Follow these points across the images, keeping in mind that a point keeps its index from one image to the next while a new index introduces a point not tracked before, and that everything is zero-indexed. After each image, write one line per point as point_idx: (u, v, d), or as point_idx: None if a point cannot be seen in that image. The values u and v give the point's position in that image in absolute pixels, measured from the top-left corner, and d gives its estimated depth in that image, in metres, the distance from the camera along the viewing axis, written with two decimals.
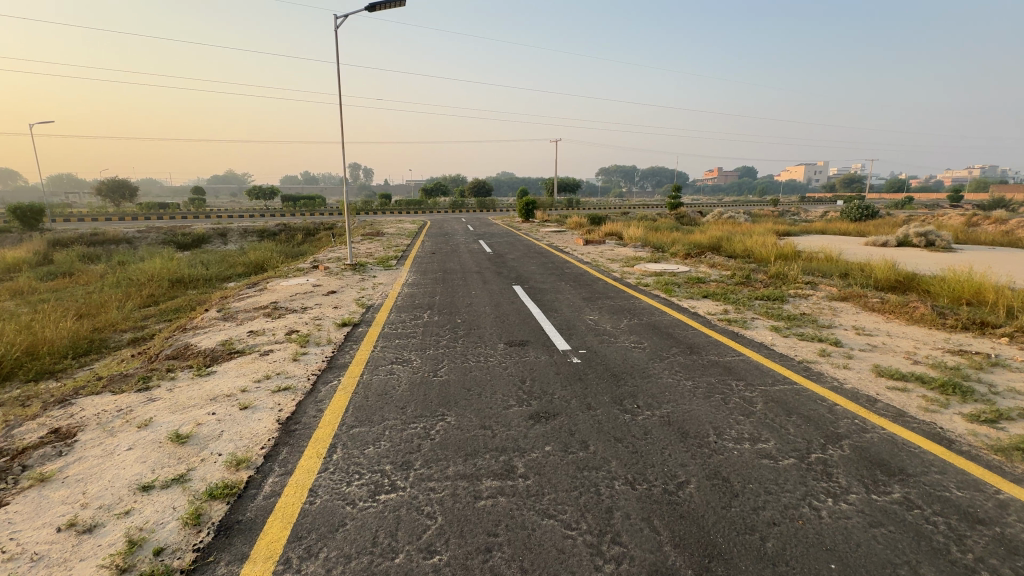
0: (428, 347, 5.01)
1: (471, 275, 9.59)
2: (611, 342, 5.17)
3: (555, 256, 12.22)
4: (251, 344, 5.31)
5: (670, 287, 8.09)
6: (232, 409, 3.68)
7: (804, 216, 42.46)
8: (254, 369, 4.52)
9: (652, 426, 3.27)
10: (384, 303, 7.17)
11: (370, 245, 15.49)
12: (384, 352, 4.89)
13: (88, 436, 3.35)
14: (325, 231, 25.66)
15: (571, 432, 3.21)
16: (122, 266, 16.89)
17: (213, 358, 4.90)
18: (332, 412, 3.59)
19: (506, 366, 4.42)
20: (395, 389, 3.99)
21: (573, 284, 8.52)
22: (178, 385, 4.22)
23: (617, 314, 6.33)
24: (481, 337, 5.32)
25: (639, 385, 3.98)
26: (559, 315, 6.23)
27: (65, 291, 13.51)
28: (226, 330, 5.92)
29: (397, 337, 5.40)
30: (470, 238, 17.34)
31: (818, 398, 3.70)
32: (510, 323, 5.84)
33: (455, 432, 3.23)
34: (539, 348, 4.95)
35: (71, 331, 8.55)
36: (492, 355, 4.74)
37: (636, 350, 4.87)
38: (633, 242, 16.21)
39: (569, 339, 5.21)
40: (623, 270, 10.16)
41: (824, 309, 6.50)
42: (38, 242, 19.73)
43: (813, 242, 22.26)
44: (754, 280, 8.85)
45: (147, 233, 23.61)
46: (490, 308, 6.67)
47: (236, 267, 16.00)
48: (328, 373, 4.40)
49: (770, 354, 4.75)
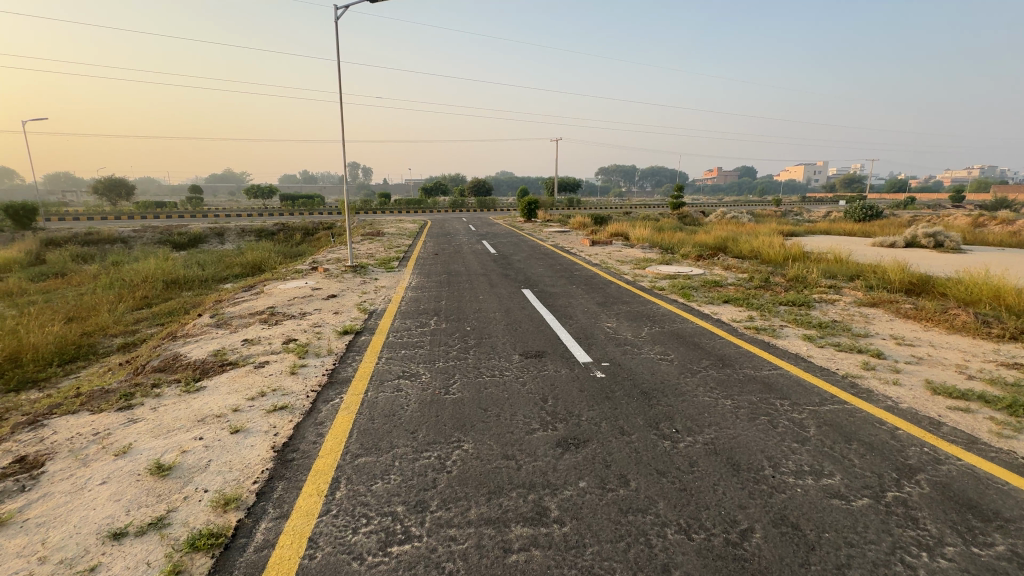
0: (438, 359, 4.62)
1: (478, 277, 9.21)
2: (634, 353, 4.78)
3: (562, 258, 11.78)
4: (246, 354, 4.92)
5: (687, 291, 7.71)
6: (222, 433, 3.29)
7: (808, 216, 42.10)
8: (248, 385, 4.12)
9: (697, 456, 2.88)
10: (386, 309, 6.77)
11: (371, 246, 15.08)
12: (390, 365, 4.49)
13: (58, 466, 2.95)
14: (324, 230, 25.21)
15: (606, 463, 2.82)
16: (116, 267, 16.47)
17: (204, 371, 4.50)
18: (334, 437, 3.19)
19: (524, 382, 4.03)
20: (403, 409, 3.59)
21: (585, 288, 8.12)
22: (162, 403, 3.81)
23: (637, 322, 5.92)
24: (493, 348, 4.93)
25: (674, 405, 3.59)
26: (575, 323, 5.82)
27: (56, 293, 13.10)
28: (218, 339, 5.51)
29: (402, 348, 5.00)
30: (473, 239, 16.98)
31: (876, 422, 3.31)
32: (523, 332, 5.44)
33: (475, 463, 2.84)
34: (557, 360, 4.55)
35: (58, 336, 8.14)
36: (508, 369, 4.35)
37: (663, 363, 4.49)
38: (640, 243, 15.84)
39: (588, 350, 4.81)
40: (634, 272, 9.79)
41: (856, 315, 6.11)
42: (31, 242, 19.32)
43: (821, 243, 21.82)
44: (773, 283, 8.48)
45: (143, 232, 23.15)
46: (500, 314, 6.27)
47: (233, 267, 15.60)
48: (329, 389, 4.00)
49: (810, 367, 4.36)
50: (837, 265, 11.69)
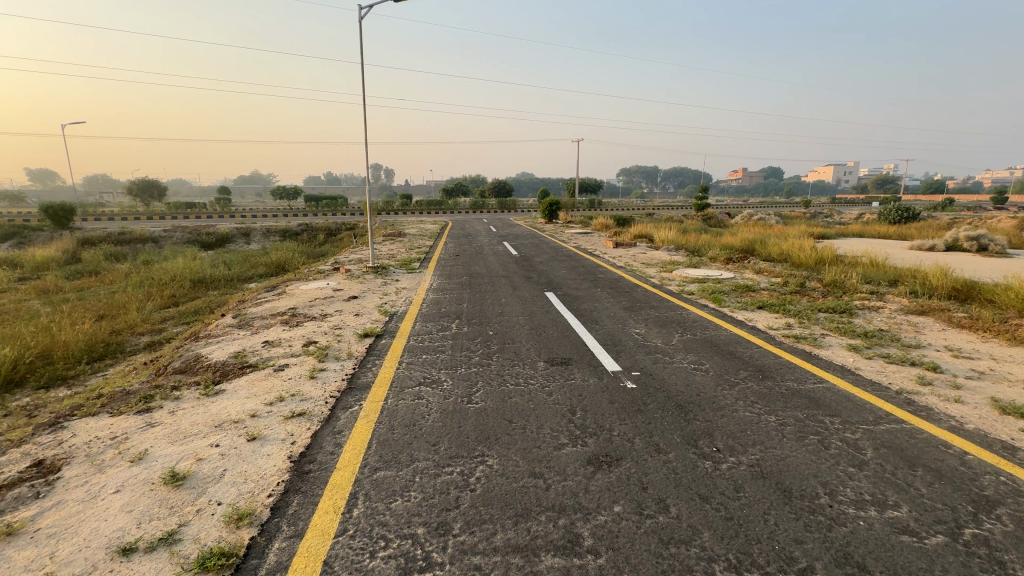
0: (460, 365, 4.45)
1: (499, 279, 9.03)
2: (666, 361, 4.52)
3: (586, 260, 11.51)
4: (265, 357, 4.84)
5: (718, 296, 7.38)
6: (239, 441, 3.18)
7: (839, 218, 40.78)
8: (267, 389, 4.02)
9: (743, 480, 2.63)
10: (408, 311, 6.65)
11: (393, 247, 15.06)
12: (411, 371, 4.35)
13: (74, 472, 2.88)
14: (347, 231, 25.43)
15: (642, 484, 2.60)
16: (146, 266, 16.88)
17: (224, 373, 4.44)
18: (353, 447, 3.05)
19: (550, 392, 3.83)
20: (424, 419, 3.43)
21: (610, 292, 7.86)
22: (181, 407, 3.74)
23: (667, 328, 5.65)
24: (517, 354, 4.74)
25: (712, 421, 3.33)
26: (602, 329, 5.58)
27: (89, 291, 13.46)
28: (239, 340, 5.47)
29: (423, 353, 4.85)
30: (494, 240, 16.84)
31: (940, 445, 3.00)
32: (548, 338, 5.23)
33: (500, 481, 2.66)
34: (585, 368, 4.33)
35: (88, 335, 8.28)
36: (533, 377, 4.15)
37: (698, 373, 4.22)
38: (665, 245, 15.43)
39: (617, 358, 4.58)
40: (661, 275, 9.47)
41: (904, 325, 5.71)
42: (68, 241, 19.99)
43: (855, 246, 20.96)
44: (810, 288, 8.06)
45: (173, 232, 23.71)
46: (523, 318, 6.08)
47: (258, 267, 15.80)
48: (348, 395, 3.86)
49: (859, 381, 4.03)
50: (876, 270, 11.13)
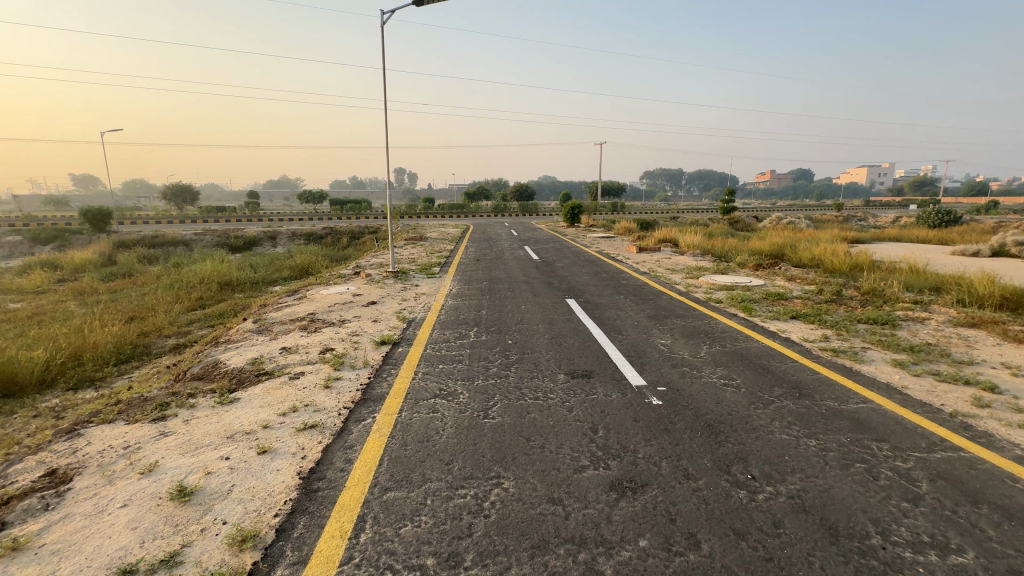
0: (477, 377, 4.30)
1: (520, 285, 8.88)
2: (694, 376, 4.28)
3: (609, 266, 11.23)
4: (282, 364, 4.80)
5: (748, 305, 7.06)
6: (249, 454, 3.10)
7: (874, 222, 39.20)
8: (281, 399, 3.95)
9: (782, 514, 2.40)
10: (426, 318, 6.55)
11: (414, 251, 15.06)
12: (426, 381, 4.22)
13: (84, 483, 2.84)
14: (370, 235, 25.70)
15: (670, 516, 2.39)
16: (176, 268, 17.36)
17: (240, 381, 4.40)
18: (364, 464, 2.93)
19: (571, 408, 3.64)
20: (438, 434, 3.29)
21: (634, 299, 7.61)
22: (195, 416, 3.69)
23: (694, 340, 5.38)
24: (536, 366, 4.56)
25: (746, 444, 3.09)
26: (625, 339, 5.36)
27: (122, 293, 13.90)
28: (258, 346, 5.45)
29: (440, 362, 4.72)
30: (515, 244, 16.72)
31: (1007, 478, 2.69)
32: (569, 348, 5.04)
33: (516, 507, 2.49)
34: (607, 382, 4.12)
35: (117, 336, 8.48)
36: (553, 391, 3.96)
37: (729, 389, 3.96)
38: (690, 250, 15.02)
39: (642, 372, 4.35)
40: (687, 282, 9.16)
41: (954, 338, 5.30)
42: (105, 244, 20.76)
43: (892, 251, 20.02)
44: (846, 297, 7.64)
45: (203, 235, 24.39)
46: (544, 327, 5.90)
47: (282, 270, 16.06)
48: (362, 407, 3.76)
49: (907, 402, 3.71)
50: (917, 277, 10.53)
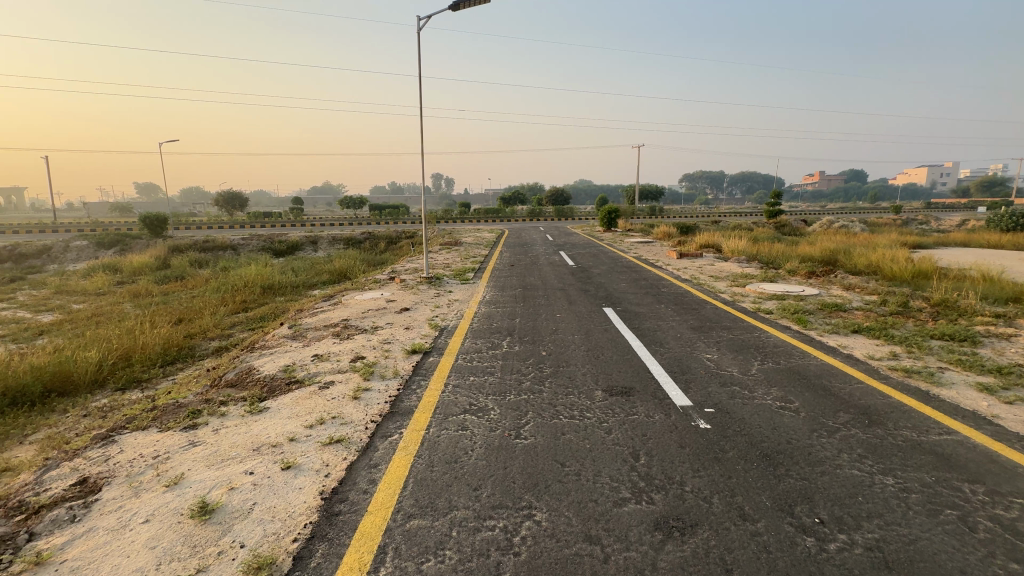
0: (508, 391, 4.09)
1: (555, 292, 8.62)
2: (745, 396, 3.90)
3: (648, 272, 10.80)
4: (313, 372, 4.74)
5: (802, 317, 6.54)
6: (274, 469, 3.00)
7: (937, 225, 36.50)
8: (309, 410, 3.87)
9: (860, 569, 2.06)
10: (458, 325, 6.40)
11: (448, 256, 15.06)
12: (456, 395, 4.04)
13: (112, 494, 2.82)
14: (406, 239, 26.07)
15: (726, 565, 2.09)
16: (224, 272, 18.11)
17: (271, 389, 4.37)
18: (388, 486, 2.77)
19: (609, 430, 3.37)
20: (466, 455, 3.09)
21: (676, 308, 7.22)
22: (224, 426, 3.65)
23: (744, 355, 4.97)
24: (572, 380, 4.30)
25: (812, 481, 2.73)
26: (667, 353, 5.01)
27: (173, 295, 14.58)
28: (291, 352, 5.45)
29: (471, 375, 4.53)
30: (551, 249, 16.47)
31: None
32: (607, 362, 4.75)
33: (550, 545, 2.25)
34: (649, 402, 3.82)
35: (165, 338, 8.81)
36: (590, 410, 3.70)
37: (786, 414, 3.58)
38: (735, 255, 14.32)
39: (686, 390, 4.02)
40: (733, 290, 8.64)
41: None
42: (161, 249, 21.94)
43: (961, 257, 18.43)
44: (915, 309, 6.96)
45: (250, 240, 25.39)
46: (579, 338, 5.63)
47: (322, 274, 16.44)
48: (390, 422, 3.61)
49: (1002, 435, 3.21)
50: (994, 286, 9.54)
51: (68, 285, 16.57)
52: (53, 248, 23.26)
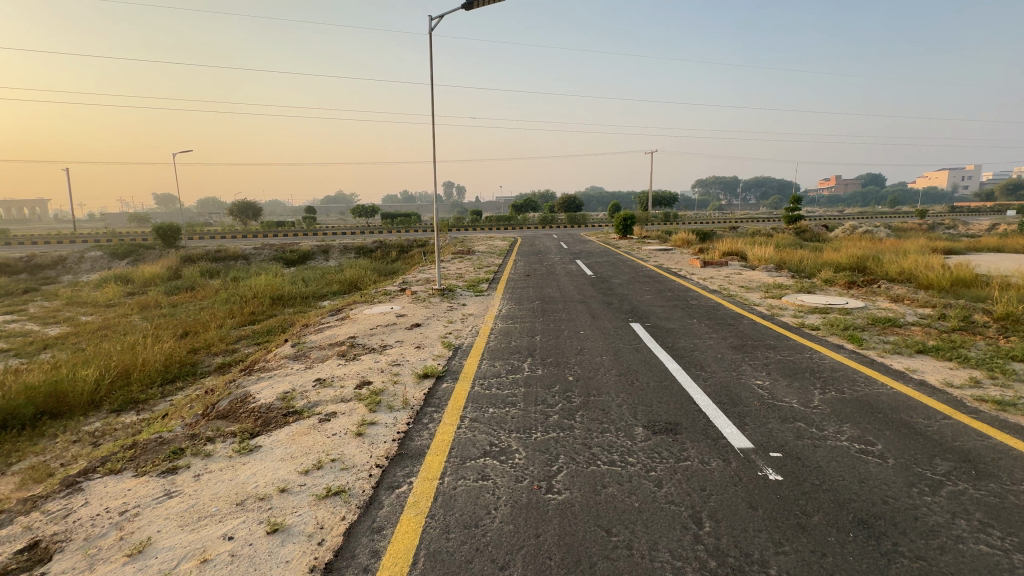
0: (534, 427, 3.55)
1: (576, 305, 8.07)
2: (815, 437, 3.31)
3: (672, 283, 10.16)
4: (313, 401, 4.24)
5: (855, 334, 5.88)
6: (258, 533, 2.49)
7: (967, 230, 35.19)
8: (306, 451, 3.36)
9: None
10: (474, 344, 5.87)
11: (460, 266, 14.56)
12: (474, 433, 3.50)
13: (61, 567, 2.33)
14: (418, 248, 25.70)
15: None
16: (234, 282, 17.92)
17: (265, 422, 3.86)
18: (394, 562, 2.23)
19: (659, 482, 2.80)
20: (489, 516, 2.55)
21: (709, 323, 6.61)
22: (207, 471, 3.16)
23: (800, 381, 4.36)
24: (606, 413, 3.74)
25: (933, 563, 2.13)
26: (711, 379, 4.43)
27: (182, 307, 14.31)
28: (291, 376, 4.96)
29: (490, 406, 3.99)
30: (567, 258, 15.91)
31: None
32: (643, 390, 4.19)
33: None
34: (701, 443, 3.25)
35: (166, 354, 8.43)
36: (632, 454, 3.13)
37: (871, 462, 2.98)
38: (761, 263, 13.61)
39: (743, 428, 3.44)
40: (769, 302, 8.00)
41: None
42: (172, 259, 21.86)
43: (1001, 265, 17.44)
44: (979, 325, 6.26)
45: (261, 249, 25.23)
46: (609, 359, 5.07)
47: (332, 284, 16.09)
48: (398, 467, 3.08)
49: None
50: None
51: (79, 296, 16.44)
52: (69, 258, 23.34)
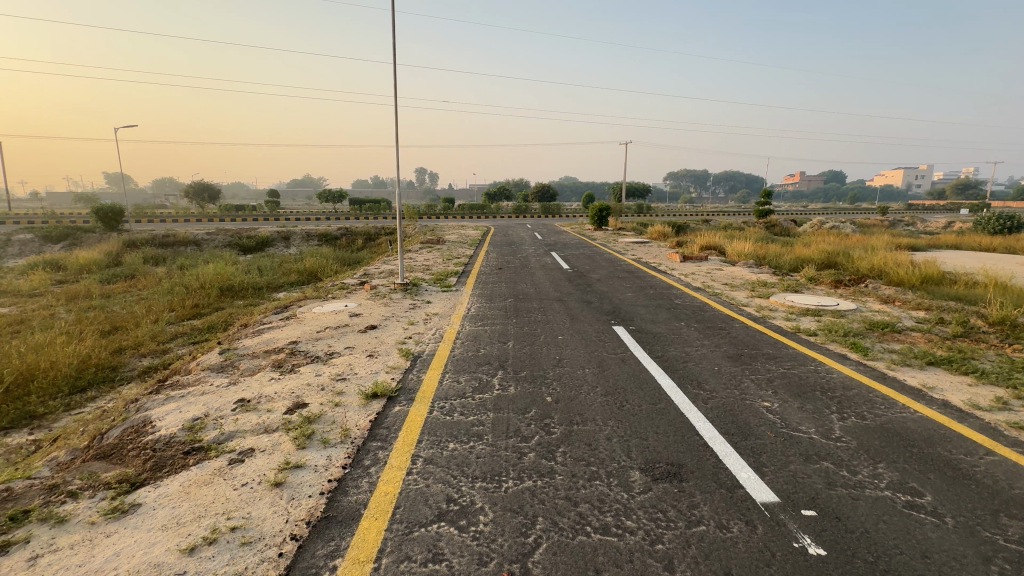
0: (504, 473, 2.80)
1: (552, 303, 7.37)
2: (851, 487, 2.66)
3: (654, 279, 9.55)
4: (228, 433, 3.35)
5: (857, 341, 5.39)
6: None
7: (926, 228, 36.29)
8: (199, 514, 2.49)
9: None
10: (437, 352, 5.07)
11: (428, 257, 13.56)
12: (427, 482, 2.72)
13: None
14: (386, 236, 24.53)
15: None
16: (180, 270, 16.44)
17: (158, 466, 2.97)
18: None
19: (670, 565, 2.09)
20: None
21: (699, 328, 6.00)
22: (52, 549, 2.27)
23: (812, 404, 3.76)
24: (593, 451, 3.03)
25: None
26: (713, 401, 3.79)
27: (116, 297, 12.88)
28: (209, 396, 4.04)
29: (451, 440, 3.20)
30: (541, 250, 15.23)
31: None
32: (636, 416, 3.50)
33: None
34: (714, 496, 2.57)
35: (80, 357, 7.24)
36: (629, 516, 2.42)
37: (931, 526, 2.35)
38: (740, 258, 13.21)
39: (762, 472, 2.80)
40: (758, 302, 7.50)
41: None
42: (112, 245, 19.96)
43: (964, 261, 17.79)
44: (981, 330, 5.86)
45: (215, 234, 23.44)
46: (592, 373, 4.38)
47: (289, 274, 14.90)
48: (319, 541, 2.27)
49: None
50: None
51: None
52: None
